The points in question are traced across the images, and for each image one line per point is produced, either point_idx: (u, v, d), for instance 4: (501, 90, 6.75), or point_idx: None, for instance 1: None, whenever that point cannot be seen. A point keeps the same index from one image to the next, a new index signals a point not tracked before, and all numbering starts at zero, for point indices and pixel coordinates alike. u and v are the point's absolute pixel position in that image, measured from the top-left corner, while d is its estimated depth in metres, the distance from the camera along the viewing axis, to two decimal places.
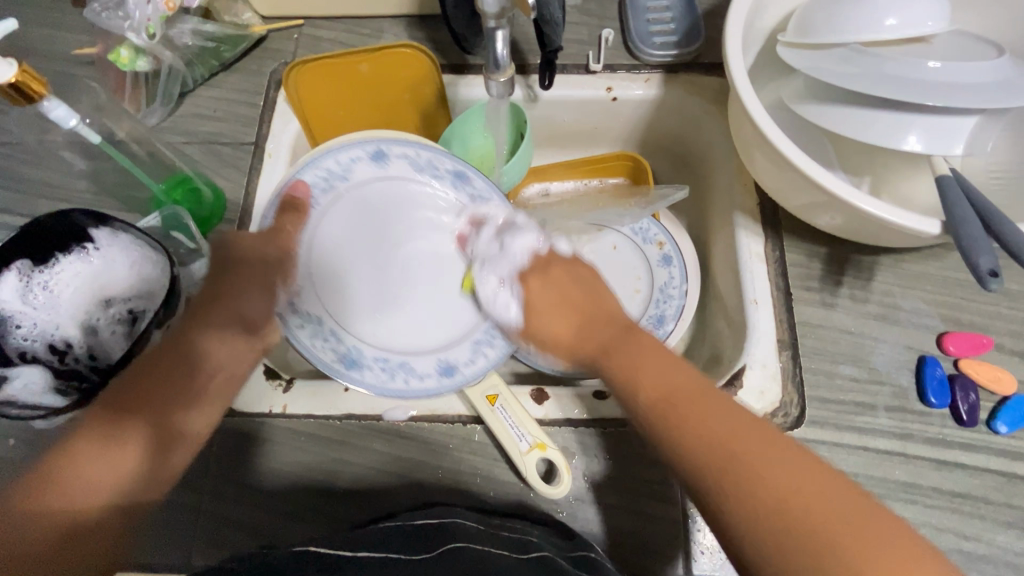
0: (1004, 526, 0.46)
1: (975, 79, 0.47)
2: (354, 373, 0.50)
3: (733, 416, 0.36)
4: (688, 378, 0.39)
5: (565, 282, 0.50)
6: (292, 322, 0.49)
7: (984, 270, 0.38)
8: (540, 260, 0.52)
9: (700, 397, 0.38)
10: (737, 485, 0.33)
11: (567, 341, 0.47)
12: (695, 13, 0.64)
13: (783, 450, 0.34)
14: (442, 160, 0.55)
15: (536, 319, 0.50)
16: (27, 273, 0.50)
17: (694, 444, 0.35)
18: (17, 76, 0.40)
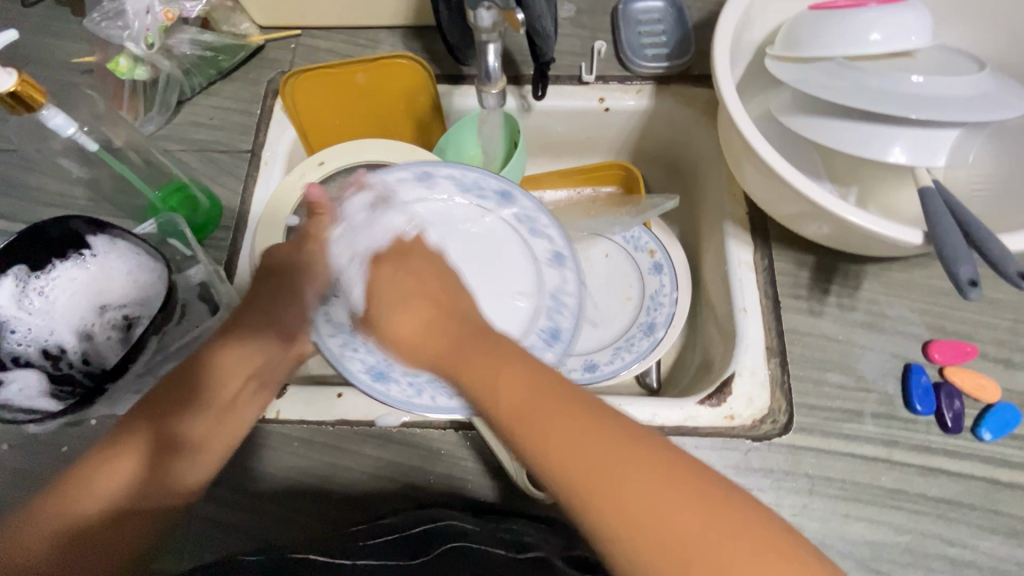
0: (988, 532, 0.47)
1: (956, 93, 0.48)
2: (379, 385, 0.48)
3: (597, 431, 0.33)
4: (540, 378, 0.36)
5: (418, 272, 0.46)
6: (325, 331, 0.51)
7: (965, 280, 0.39)
8: (401, 244, 0.49)
9: (561, 401, 0.34)
10: (603, 509, 0.31)
11: (413, 339, 0.42)
12: (686, 27, 0.65)
13: (647, 460, 0.32)
14: (487, 180, 0.57)
15: (391, 317, 0.44)
16: (23, 279, 0.49)
17: (557, 464, 0.32)
18: (17, 85, 0.41)
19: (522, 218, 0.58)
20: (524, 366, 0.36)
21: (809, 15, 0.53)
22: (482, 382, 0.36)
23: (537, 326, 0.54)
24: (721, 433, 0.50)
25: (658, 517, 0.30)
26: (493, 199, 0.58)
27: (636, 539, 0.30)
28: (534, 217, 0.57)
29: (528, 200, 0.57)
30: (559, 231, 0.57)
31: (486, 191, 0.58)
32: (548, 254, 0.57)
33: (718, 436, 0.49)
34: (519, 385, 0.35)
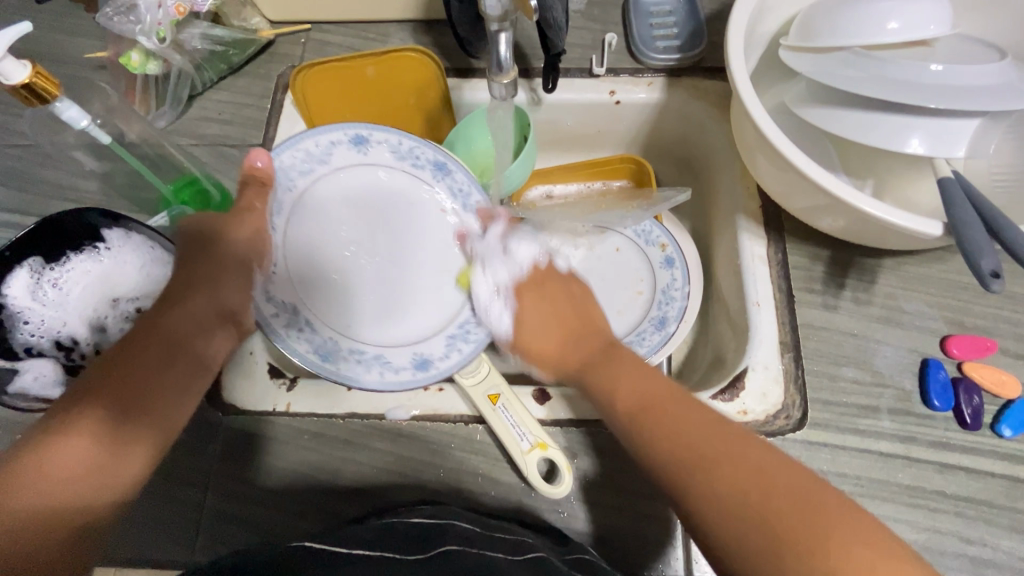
0: (1008, 531, 0.46)
1: (977, 82, 0.47)
2: (331, 365, 0.49)
3: (707, 425, 0.39)
4: (657, 385, 0.43)
5: (556, 299, 0.53)
6: (268, 310, 0.49)
7: (986, 272, 0.38)
8: (537, 274, 0.55)
9: (681, 402, 0.41)
10: (707, 488, 0.35)
11: (550, 355, 0.51)
12: (699, 18, 0.64)
13: (745, 446, 0.37)
14: (424, 150, 0.56)
15: (527, 335, 0.52)
16: (38, 270, 0.50)
17: (671, 452, 0.38)
18: (31, 78, 0.41)
19: (456, 191, 0.57)
20: (642, 375, 0.44)
21: (824, 4, 0.52)
22: (609, 384, 0.45)
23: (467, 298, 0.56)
24: None
25: (753, 501, 0.34)
26: (428, 170, 0.56)
27: (738, 517, 0.34)
28: (467, 192, 0.57)
29: (464, 174, 0.57)
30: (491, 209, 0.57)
31: (421, 161, 0.56)
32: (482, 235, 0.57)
33: None
34: (641, 387, 0.43)
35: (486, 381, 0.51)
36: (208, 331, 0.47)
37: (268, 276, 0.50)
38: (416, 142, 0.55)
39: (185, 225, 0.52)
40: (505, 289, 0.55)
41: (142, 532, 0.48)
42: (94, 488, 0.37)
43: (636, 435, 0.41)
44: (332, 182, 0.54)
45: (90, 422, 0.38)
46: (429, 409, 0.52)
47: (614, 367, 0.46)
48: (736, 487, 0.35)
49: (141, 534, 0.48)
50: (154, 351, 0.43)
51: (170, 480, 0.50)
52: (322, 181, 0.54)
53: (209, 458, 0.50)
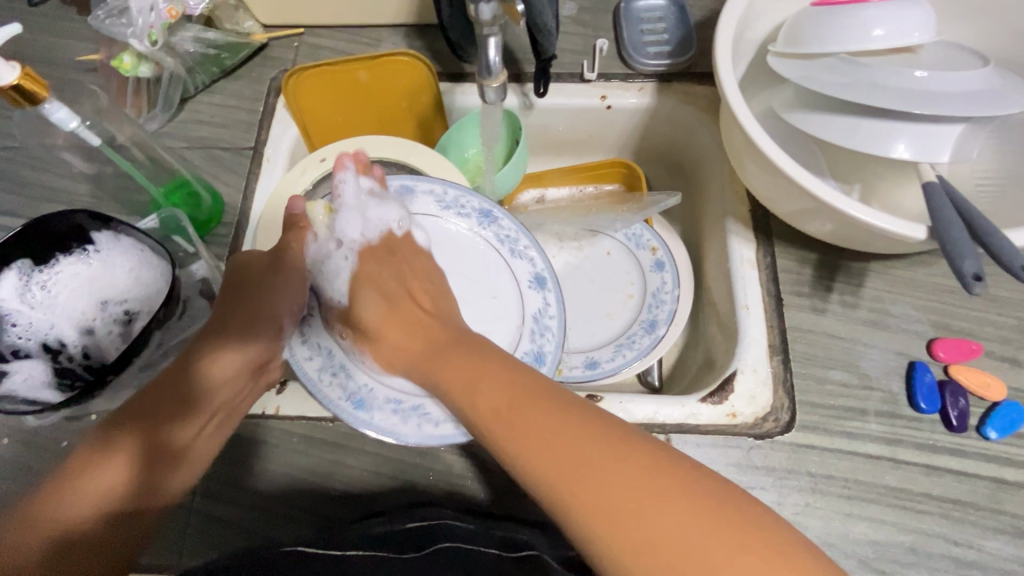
0: (994, 532, 0.46)
1: (960, 89, 0.48)
2: (362, 414, 0.47)
3: (573, 425, 0.34)
4: (518, 380, 0.38)
5: (403, 274, 0.51)
6: (302, 354, 0.50)
7: (969, 274, 0.39)
8: (391, 241, 0.53)
9: (538, 401, 0.36)
10: (582, 501, 0.31)
11: (397, 343, 0.48)
12: (688, 25, 0.65)
13: (620, 452, 0.32)
14: (467, 198, 0.57)
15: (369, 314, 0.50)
16: (27, 272, 0.49)
17: (538, 461, 0.33)
18: (19, 79, 0.41)
19: (503, 238, 0.56)
20: (498, 367, 0.40)
21: (811, 11, 0.53)
22: (463, 380, 0.40)
23: (520, 349, 0.52)
24: (722, 431, 0.49)
25: (631, 512, 0.30)
26: (473, 217, 0.57)
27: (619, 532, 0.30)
28: (515, 238, 0.56)
29: (509, 221, 0.56)
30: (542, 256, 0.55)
31: (466, 210, 0.57)
32: (529, 275, 0.55)
33: (719, 433, 0.49)
34: (495, 389, 0.38)
35: None
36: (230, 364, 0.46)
37: (304, 324, 0.52)
38: (461, 192, 0.57)
39: (231, 262, 0.51)
40: (354, 249, 0.53)
41: None
42: (85, 505, 0.37)
43: (495, 444, 0.36)
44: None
45: (90, 450, 0.40)
46: None
47: (462, 354, 0.43)
48: (612, 497, 0.31)
49: None
50: (168, 386, 0.44)
51: None
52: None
53: None
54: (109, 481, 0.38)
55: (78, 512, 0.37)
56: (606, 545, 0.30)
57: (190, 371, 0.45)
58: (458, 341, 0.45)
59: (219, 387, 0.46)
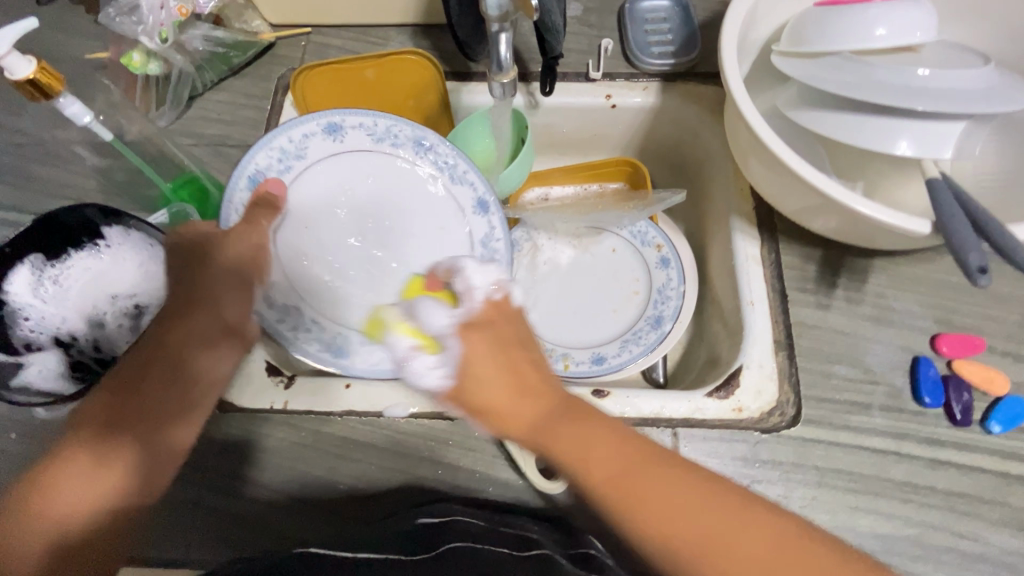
0: (999, 525, 0.46)
1: (963, 87, 0.48)
2: (344, 361, 0.54)
3: (691, 488, 0.34)
4: (630, 444, 0.36)
5: (508, 338, 0.40)
6: (273, 317, 0.53)
7: (974, 267, 0.39)
8: (494, 307, 0.42)
9: (665, 473, 0.34)
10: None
11: (506, 416, 0.37)
12: (693, 25, 0.66)
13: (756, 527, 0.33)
14: (398, 127, 0.58)
15: (477, 392, 0.37)
16: (39, 267, 0.50)
17: (673, 535, 0.33)
18: (36, 73, 0.41)
19: (443, 165, 0.60)
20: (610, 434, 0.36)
21: (814, 11, 0.54)
22: (573, 456, 0.35)
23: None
24: (728, 425, 0.49)
25: None
26: (408, 147, 0.59)
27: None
28: (453, 163, 0.59)
29: (444, 147, 0.59)
30: (478, 179, 0.60)
31: (399, 139, 0.59)
32: (473, 201, 0.60)
33: (725, 427, 0.49)
34: (617, 462, 0.34)
35: None
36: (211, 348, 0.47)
37: (268, 287, 0.53)
38: (391, 121, 0.58)
39: (178, 232, 0.51)
40: (453, 333, 0.39)
41: None
42: (75, 509, 0.38)
43: (618, 520, 0.34)
44: (309, 176, 0.57)
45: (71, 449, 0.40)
46: (427, 406, 0.51)
47: (573, 433, 0.35)
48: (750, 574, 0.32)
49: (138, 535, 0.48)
50: (145, 369, 0.43)
51: None
52: (303, 176, 0.57)
53: (204, 456, 0.50)
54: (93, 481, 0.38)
55: (66, 514, 0.37)
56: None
57: (175, 357, 0.45)
58: (565, 418, 0.36)
59: (196, 363, 0.46)
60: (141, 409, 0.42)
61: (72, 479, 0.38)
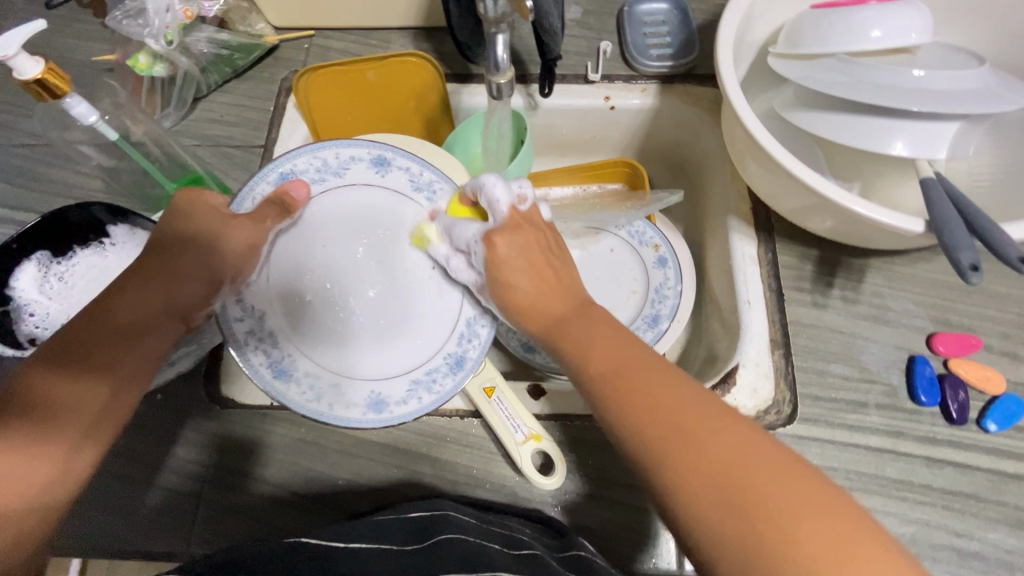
0: (995, 524, 0.47)
1: (957, 87, 0.49)
2: (279, 385, 0.47)
3: (674, 387, 0.35)
4: (633, 348, 0.39)
5: (534, 249, 0.48)
6: (234, 313, 0.47)
7: (965, 264, 0.39)
8: (518, 216, 0.50)
9: (651, 370, 0.36)
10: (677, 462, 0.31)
11: (525, 302, 0.46)
12: (691, 28, 0.66)
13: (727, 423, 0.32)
14: (441, 185, 0.55)
15: (504, 281, 0.47)
16: (45, 264, 0.51)
17: (639, 419, 0.34)
18: (44, 73, 0.43)
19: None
20: (617, 338, 0.40)
21: (811, 13, 0.54)
22: (578, 348, 0.40)
23: (445, 348, 0.52)
24: None
25: (728, 466, 0.30)
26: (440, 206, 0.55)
27: (698, 482, 0.30)
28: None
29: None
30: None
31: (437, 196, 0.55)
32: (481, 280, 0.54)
33: None
34: (614, 357, 0.38)
35: (483, 373, 0.52)
36: (156, 328, 0.43)
37: (244, 285, 0.48)
38: (437, 177, 0.55)
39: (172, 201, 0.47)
40: (478, 240, 0.49)
41: (135, 524, 0.49)
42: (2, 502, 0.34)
43: (605, 403, 0.36)
44: (338, 197, 0.53)
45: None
46: None
47: (580, 329, 0.42)
48: (708, 457, 0.31)
49: (139, 528, 0.48)
50: (86, 345, 0.40)
51: (168, 472, 0.50)
52: (331, 195, 0.52)
53: (205, 453, 0.51)
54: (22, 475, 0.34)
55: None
56: (678, 487, 0.31)
57: (121, 332, 0.41)
58: (580, 319, 0.43)
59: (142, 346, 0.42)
60: (77, 398, 0.38)
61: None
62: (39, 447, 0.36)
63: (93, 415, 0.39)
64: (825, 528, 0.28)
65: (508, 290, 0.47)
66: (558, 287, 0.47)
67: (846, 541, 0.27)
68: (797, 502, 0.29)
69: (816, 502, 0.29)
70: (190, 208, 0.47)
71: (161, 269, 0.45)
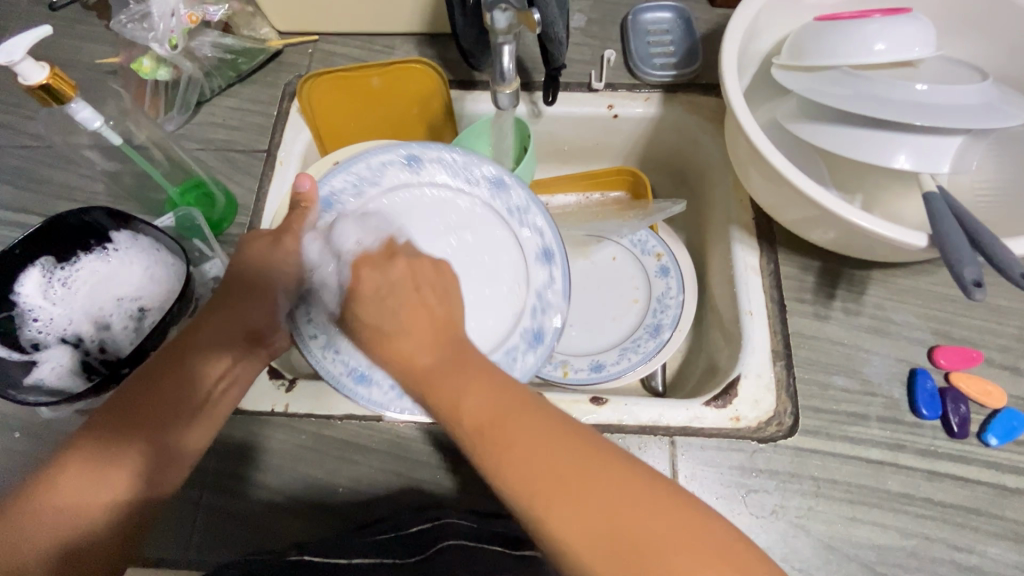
0: (996, 538, 0.47)
1: (961, 102, 0.49)
2: (363, 390, 0.50)
3: (548, 440, 0.34)
4: (502, 389, 0.36)
5: (408, 275, 0.43)
6: (308, 333, 0.51)
7: (968, 281, 0.40)
8: (392, 246, 0.47)
9: (524, 416, 0.35)
10: (561, 524, 0.32)
11: (396, 339, 0.40)
12: (694, 37, 0.66)
13: (606, 474, 0.33)
14: (479, 165, 0.57)
15: (370, 314, 0.42)
16: (49, 269, 0.51)
17: (515, 477, 0.33)
18: (49, 79, 0.42)
19: (512, 208, 0.57)
20: (492, 377, 0.37)
21: (814, 26, 0.55)
22: (446, 401, 0.36)
23: (520, 326, 0.54)
24: (725, 434, 0.50)
25: (611, 520, 0.32)
26: (486, 186, 0.57)
27: (593, 540, 0.31)
28: (526, 208, 0.57)
29: (521, 191, 0.57)
30: (549, 226, 0.56)
31: (476, 177, 0.57)
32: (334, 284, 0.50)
33: (723, 436, 0.50)
34: (486, 404, 0.35)
35: None
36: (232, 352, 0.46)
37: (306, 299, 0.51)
38: (471, 158, 0.57)
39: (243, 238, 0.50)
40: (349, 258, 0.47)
41: None
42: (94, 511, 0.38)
43: (480, 459, 0.34)
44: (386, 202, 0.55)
45: (102, 436, 0.40)
46: None
47: (454, 378, 0.37)
48: (591, 516, 0.32)
49: None
50: (173, 367, 0.43)
51: None
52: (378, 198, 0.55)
53: (205, 458, 0.50)
54: (110, 487, 0.38)
55: (84, 513, 0.38)
56: (584, 559, 0.31)
57: (203, 352, 0.45)
58: (449, 361, 0.38)
59: (222, 374, 0.46)
60: (163, 414, 0.42)
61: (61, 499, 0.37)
62: (126, 458, 0.40)
63: (160, 446, 0.41)
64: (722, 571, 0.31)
65: (373, 328, 0.42)
66: (443, 323, 0.40)
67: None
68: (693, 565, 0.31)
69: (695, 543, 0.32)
70: (248, 249, 0.49)
71: (229, 301, 0.48)
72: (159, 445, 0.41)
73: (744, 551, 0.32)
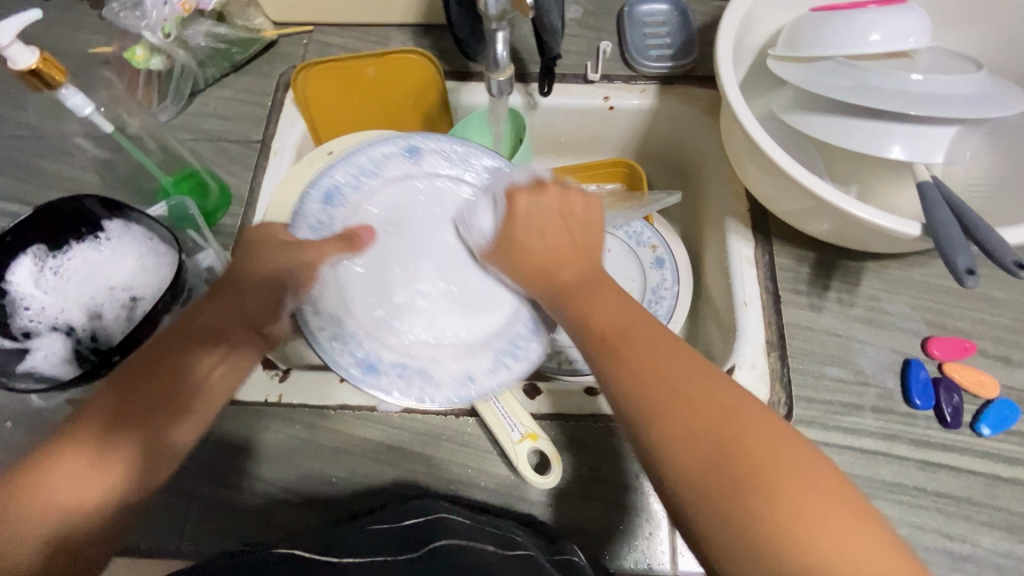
0: (988, 527, 0.47)
1: (956, 92, 0.49)
2: (371, 380, 0.46)
3: (691, 368, 0.37)
4: (637, 313, 0.41)
5: (552, 203, 0.49)
6: (314, 324, 0.47)
7: (961, 268, 0.40)
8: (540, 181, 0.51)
9: (660, 337, 0.39)
10: (683, 435, 0.34)
11: (533, 255, 0.47)
12: (690, 30, 0.66)
13: (739, 404, 0.35)
14: (477, 155, 0.55)
15: (517, 233, 0.48)
16: (41, 258, 0.51)
17: (644, 388, 0.36)
18: (39, 63, 0.42)
19: None
20: (626, 302, 0.42)
21: (810, 17, 0.55)
22: (585, 307, 0.42)
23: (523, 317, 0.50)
24: None
25: (731, 435, 0.33)
26: (482, 175, 0.55)
27: (716, 460, 0.32)
28: None
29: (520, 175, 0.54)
30: None
31: (474, 167, 0.55)
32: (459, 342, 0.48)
33: None
34: (617, 316, 0.41)
35: None
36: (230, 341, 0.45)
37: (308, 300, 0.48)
38: (470, 149, 0.55)
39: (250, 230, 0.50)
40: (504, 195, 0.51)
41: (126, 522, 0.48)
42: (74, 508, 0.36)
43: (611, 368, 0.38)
44: (383, 194, 0.53)
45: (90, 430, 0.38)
46: None
47: (590, 295, 0.43)
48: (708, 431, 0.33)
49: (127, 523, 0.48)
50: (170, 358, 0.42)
51: None
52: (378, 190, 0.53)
53: (199, 448, 0.50)
54: (91, 484, 0.37)
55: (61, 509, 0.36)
56: (694, 482, 0.32)
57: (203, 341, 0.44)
58: (587, 284, 0.44)
59: (219, 366, 0.44)
60: (156, 407, 0.40)
61: (57, 495, 0.36)
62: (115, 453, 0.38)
63: (150, 441, 0.40)
64: (821, 500, 0.31)
65: (513, 242, 0.48)
66: (582, 253, 0.46)
67: (855, 536, 0.30)
68: (803, 497, 0.31)
69: (824, 495, 0.31)
70: (261, 246, 0.47)
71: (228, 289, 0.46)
72: (149, 441, 0.40)
73: (870, 522, 0.31)
